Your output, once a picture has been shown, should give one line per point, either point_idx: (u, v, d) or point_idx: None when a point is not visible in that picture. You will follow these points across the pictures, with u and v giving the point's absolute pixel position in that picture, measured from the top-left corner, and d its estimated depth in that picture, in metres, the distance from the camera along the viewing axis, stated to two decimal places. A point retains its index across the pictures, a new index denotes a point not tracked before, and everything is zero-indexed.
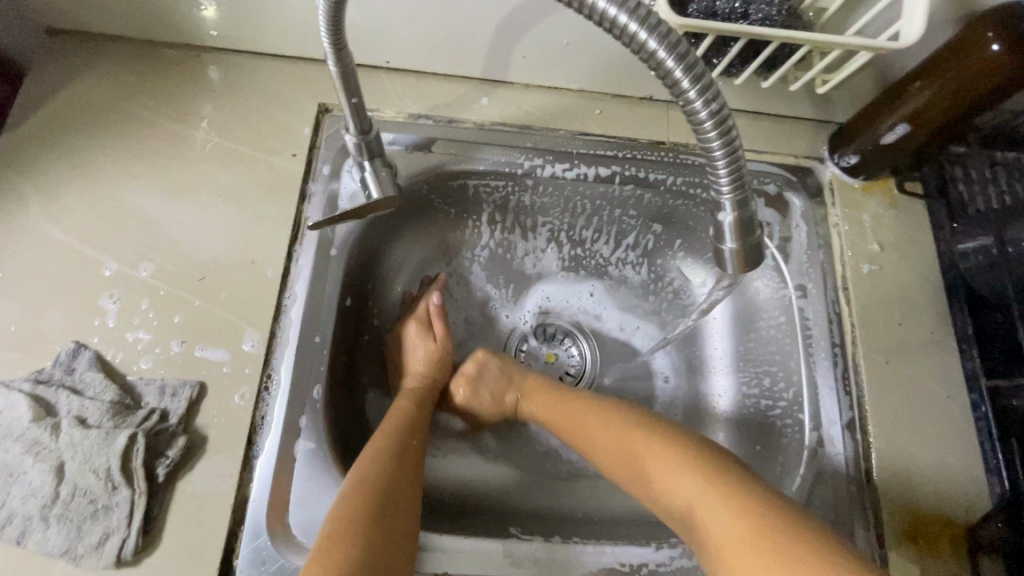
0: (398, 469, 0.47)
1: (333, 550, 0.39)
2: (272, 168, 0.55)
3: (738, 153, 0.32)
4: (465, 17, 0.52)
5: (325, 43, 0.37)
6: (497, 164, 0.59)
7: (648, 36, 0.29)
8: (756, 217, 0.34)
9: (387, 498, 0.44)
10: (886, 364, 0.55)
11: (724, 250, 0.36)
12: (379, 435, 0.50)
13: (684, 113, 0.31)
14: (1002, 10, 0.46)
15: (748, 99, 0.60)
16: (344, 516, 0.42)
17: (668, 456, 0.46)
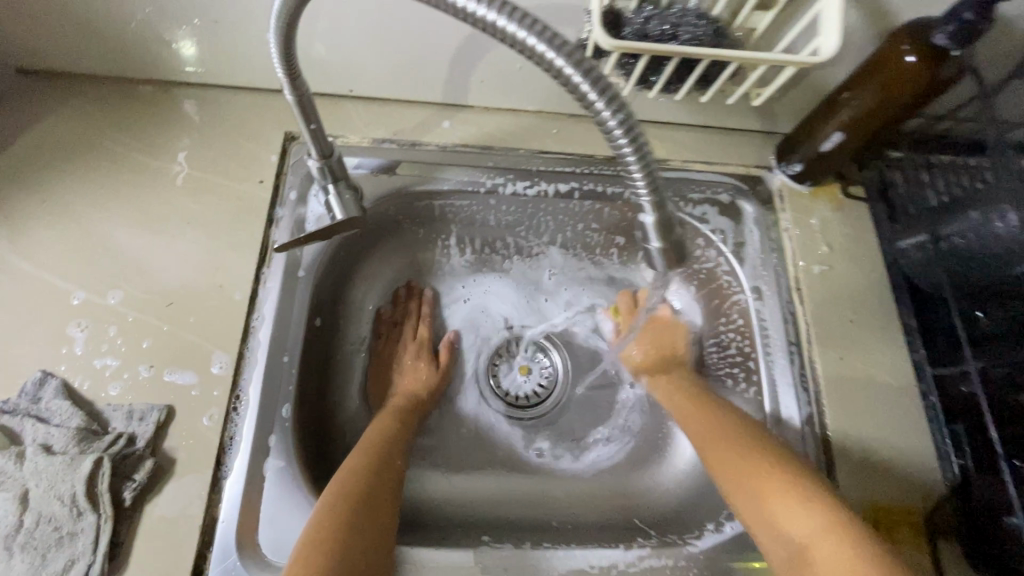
0: (377, 482, 0.49)
1: (307, 559, 0.41)
2: (240, 195, 0.56)
3: (651, 160, 0.34)
4: (422, 46, 0.55)
5: (280, 73, 0.38)
6: (460, 183, 0.61)
7: (555, 56, 0.31)
8: (673, 218, 0.35)
9: (366, 509, 0.46)
10: (841, 360, 0.57)
11: (651, 249, 0.39)
12: (359, 449, 0.52)
13: (596, 125, 0.33)
14: (911, 24, 0.49)
15: (696, 113, 0.63)
16: (321, 526, 0.43)
17: (733, 446, 0.52)
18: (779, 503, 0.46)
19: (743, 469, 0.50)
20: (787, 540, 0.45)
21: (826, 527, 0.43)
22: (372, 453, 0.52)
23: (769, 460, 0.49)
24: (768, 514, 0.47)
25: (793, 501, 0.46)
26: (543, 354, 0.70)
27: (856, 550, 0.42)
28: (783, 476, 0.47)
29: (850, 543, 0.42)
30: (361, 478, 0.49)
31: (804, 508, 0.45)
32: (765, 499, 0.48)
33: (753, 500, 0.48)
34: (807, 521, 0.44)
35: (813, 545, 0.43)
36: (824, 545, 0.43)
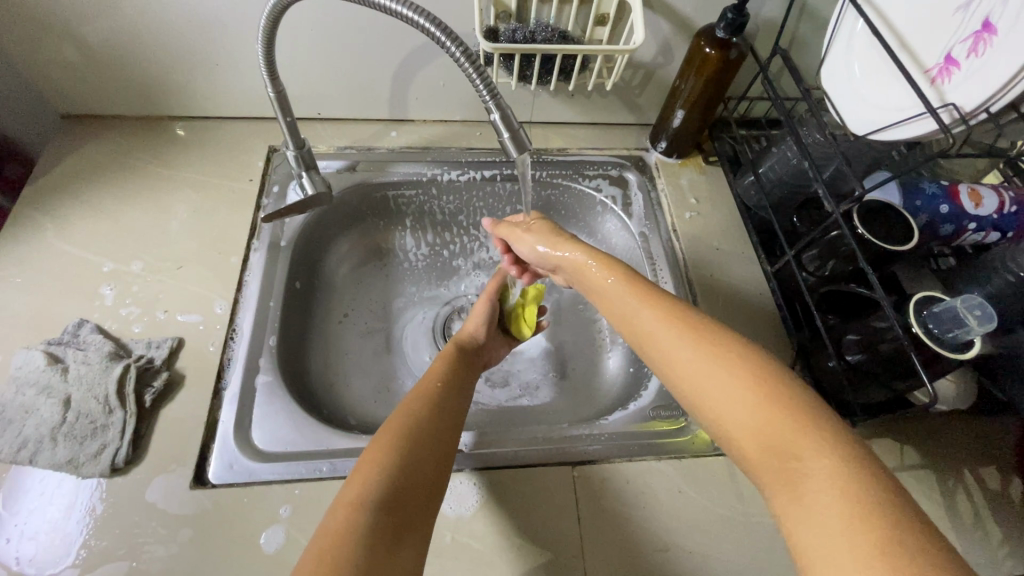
0: (438, 409, 0.53)
1: (368, 463, 0.46)
2: (234, 189, 0.74)
3: (480, 65, 0.46)
4: (369, 75, 0.75)
5: (264, 72, 0.57)
6: (407, 175, 0.79)
7: (400, 6, 0.45)
8: (505, 106, 0.46)
9: (424, 429, 0.50)
10: (712, 276, 0.73)
11: (503, 138, 0.49)
12: (420, 382, 0.57)
13: (441, 48, 0.46)
14: (706, 28, 0.69)
15: (582, 112, 0.83)
16: (380, 440, 0.48)
17: (677, 325, 0.48)
18: (729, 383, 0.43)
19: (692, 350, 0.46)
20: (735, 420, 0.41)
21: (778, 405, 0.40)
22: (431, 386, 0.56)
23: (720, 341, 0.45)
24: (715, 395, 0.43)
25: (750, 383, 0.42)
26: None
27: (811, 432, 0.38)
28: (766, 379, 0.42)
29: (800, 416, 0.39)
30: (418, 404, 0.53)
31: (756, 391, 0.41)
32: (711, 380, 0.43)
33: (699, 382, 0.44)
34: (758, 399, 0.41)
35: (765, 423, 0.40)
36: (780, 425, 0.39)
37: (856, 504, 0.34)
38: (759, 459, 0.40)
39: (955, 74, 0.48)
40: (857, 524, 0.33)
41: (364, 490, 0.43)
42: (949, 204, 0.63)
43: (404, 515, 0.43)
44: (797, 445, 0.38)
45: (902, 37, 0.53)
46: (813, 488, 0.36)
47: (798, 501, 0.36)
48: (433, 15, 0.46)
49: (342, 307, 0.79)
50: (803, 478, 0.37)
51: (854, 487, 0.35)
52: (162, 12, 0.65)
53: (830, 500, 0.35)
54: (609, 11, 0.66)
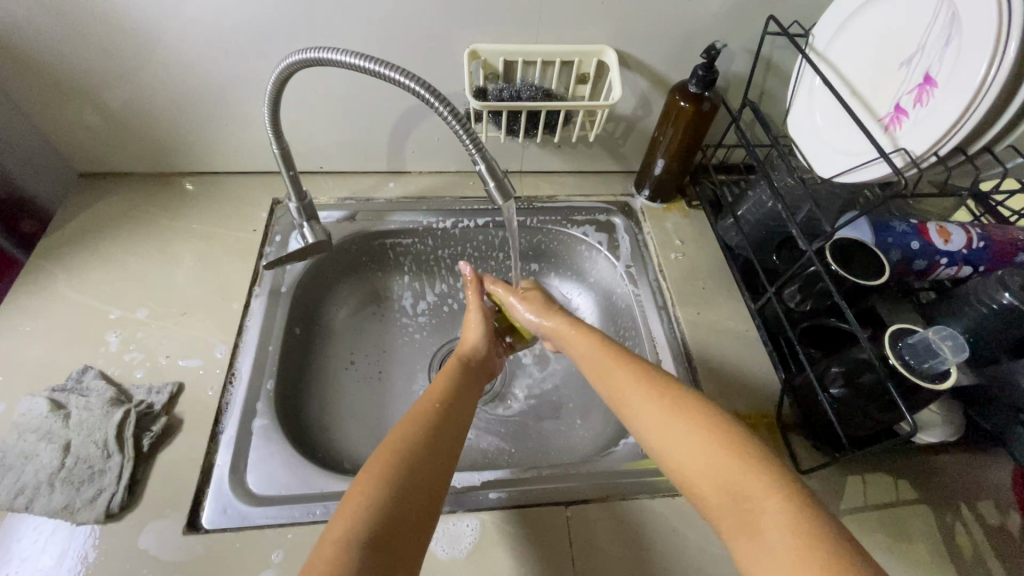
0: (433, 434, 0.53)
1: (356, 494, 0.46)
2: (239, 239, 0.78)
3: (466, 122, 0.50)
4: (369, 131, 0.81)
5: (270, 132, 0.62)
6: (403, 224, 0.83)
7: (388, 70, 0.48)
8: (490, 159, 0.50)
9: (416, 458, 0.50)
10: (698, 313, 0.75)
11: (489, 187, 0.52)
12: (414, 408, 0.56)
13: (430, 108, 0.50)
14: (679, 83, 0.74)
15: (569, 161, 0.88)
16: (373, 468, 0.48)
17: (647, 386, 0.54)
18: (691, 435, 0.48)
19: (657, 411, 0.52)
20: (696, 469, 0.46)
21: (730, 451, 0.46)
22: (423, 410, 0.56)
23: (678, 400, 0.52)
24: (679, 449, 0.48)
25: (709, 434, 0.47)
26: None
27: (760, 476, 0.43)
28: (725, 434, 0.47)
29: (757, 467, 0.44)
30: (412, 428, 0.53)
31: (711, 445, 0.47)
32: (671, 438, 0.49)
33: (668, 437, 0.50)
34: (715, 450, 0.46)
35: (722, 467, 0.45)
36: (735, 471, 0.44)
37: (804, 535, 0.38)
38: (717, 502, 0.44)
39: (905, 121, 0.53)
40: (806, 555, 0.37)
41: (352, 525, 0.43)
42: (919, 240, 0.66)
43: (394, 549, 0.43)
44: (753, 494, 0.42)
45: (857, 91, 0.59)
46: (768, 529, 0.40)
47: (748, 539, 0.41)
48: (424, 79, 0.49)
49: (340, 350, 0.81)
50: (756, 516, 0.41)
51: (797, 523, 0.39)
52: (179, 79, 0.71)
53: (780, 534, 0.39)
54: (589, 70, 0.72)
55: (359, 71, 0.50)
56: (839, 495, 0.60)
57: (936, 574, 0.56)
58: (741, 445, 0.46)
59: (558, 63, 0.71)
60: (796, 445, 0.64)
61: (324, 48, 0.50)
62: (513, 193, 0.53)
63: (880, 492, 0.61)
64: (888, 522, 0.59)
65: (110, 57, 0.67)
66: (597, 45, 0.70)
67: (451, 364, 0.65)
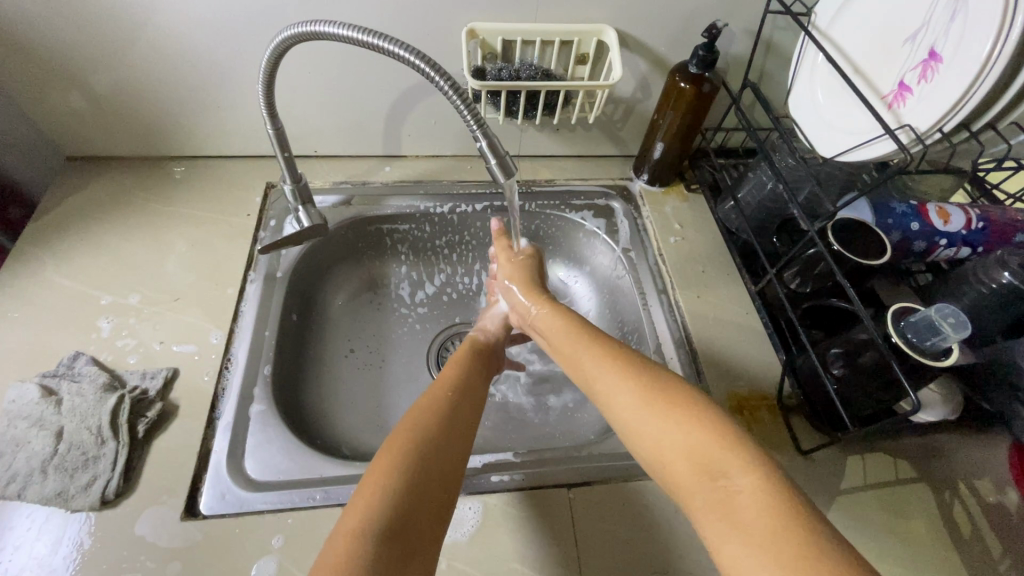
0: (444, 423, 0.53)
1: (371, 484, 0.45)
2: (232, 224, 0.76)
3: (467, 97, 0.49)
4: (364, 113, 0.79)
5: (264, 112, 0.60)
6: (400, 208, 0.82)
7: (388, 45, 0.47)
8: (492, 136, 0.49)
9: (430, 449, 0.49)
10: (698, 297, 0.75)
11: (491, 165, 0.51)
12: (425, 397, 0.56)
13: (430, 82, 0.48)
14: (680, 64, 0.73)
15: (567, 144, 0.87)
16: (387, 458, 0.47)
17: (618, 368, 0.54)
18: (663, 416, 0.48)
19: (627, 393, 0.51)
20: (669, 447, 0.46)
21: (707, 426, 0.45)
22: (431, 397, 0.56)
23: (648, 381, 0.51)
24: (652, 430, 0.48)
25: (682, 413, 0.47)
26: None
27: (736, 451, 0.43)
28: (697, 411, 0.47)
29: (731, 442, 0.44)
30: (421, 415, 0.53)
31: (683, 423, 0.46)
32: (643, 420, 0.49)
33: (641, 418, 0.49)
34: (691, 427, 0.46)
35: (696, 444, 0.45)
36: (710, 448, 0.44)
37: (775, 509, 0.38)
38: (692, 482, 0.43)
39: (909, 98, 0.52)
40: (781, 526, 0.37)
41: (369, 513, 0.42)
42: (920, 221, 0.66)
43: (409, 542, 0.42)
44: (729, 467, 0.42)
45: (860, 69, 0.58)
46: (743, 504, 0.39)
47: (721, 523, 0.40)
48: (424, 53, 0.48)
49: (338, 337, 0.80)
50: (731, 495, 0.40)
51: (775, 499, 0.39)
52: (169, 59, 0.69)
53: (754, 509, 0.39)
54: (589, 51, 0.71)
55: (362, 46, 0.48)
56: (839, 475, 0.61)
57: (934, 552, 0.56)
58: (711, 424, 0.45)
59: (557, 43, 0.70)
60: (796, 427, 0.64)
61: (320, 21, 0.47)
62: (514, 172, 0.52)
63: (879, 472, 0.61)
64: (887, 501, 0.59)
65: (96, 36, 0.65)
66: (597, 25, 0.69)
67: (462, 355, 0.66)
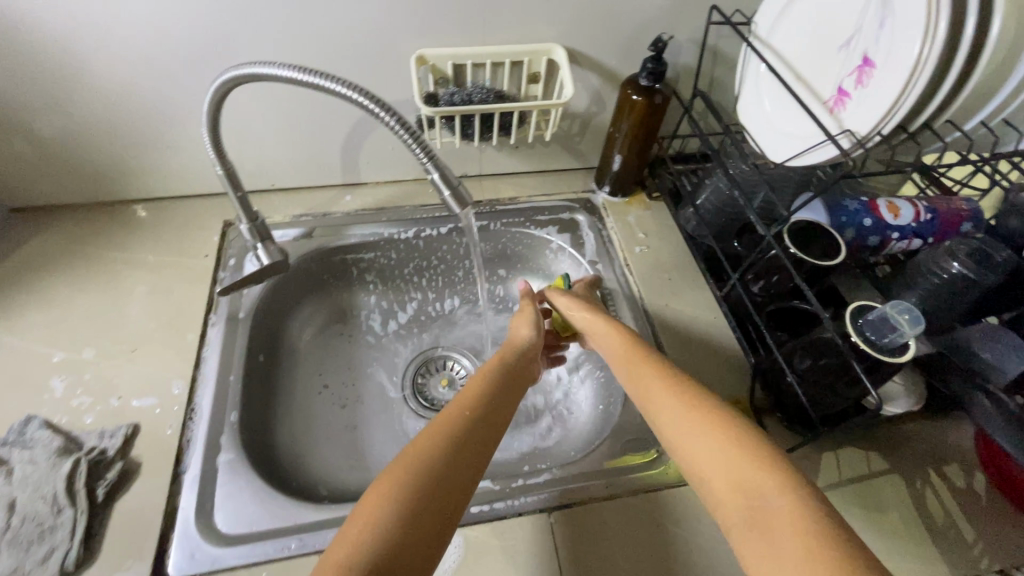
0: (457, 441, 0.50)
1: (370, 501, 0.44)
2: (189, 266, 0.74)
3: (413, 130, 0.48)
4: (319, 143, 0.78)
5: (212, 153, 0.58)
6: (363, 237, 0.81)
7: (332, 83, 0.45)
8: (443, 167, 0.48)
9: (438, 463, 0.47)
10: (666, 305, 0.75)
11: (446, 195, 0.50)
12: (447, 410, 0.54)
13: (374, 117, 0.47)
14: (630, 77, 0.74)
15: (527, 161, 0.88)
16: (390, 473, 0.46)
17: (669, 387, 0.54)
18: (712, 434, 0.47)
19: (679, 411, 0.51)
20: (716, 464, 0.45)
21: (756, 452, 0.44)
22: (450, 412, 0.54)
23: (701, 402, 0.51)
24: (698, 448, 0.47)
25: (732, 436, 0.46)
26: (455, 362, 0.86)
27: (786, 480, 0.41)
28: (749, 437, 0.46)
29: (780, 469, 0.42)
30: (433, 432, 0.51)
31: (731, 446, 0.46)
32: (693, 437, 0.48)
33: (686, 437, 0.49)
34: (742, 450, 0.45)
35: (744, 466, 0.44)
36: (757, 471, 0.43)
37: (823, 536, 0.37)
38: (734, 501, 0.43)
39: (849, 102, 0.53)
40: (826, 554, 0.35)
41: (359, 538, 0.41)
42: (872, 218, 0.68)
43: (397, 567, 0.40)
44: (774, 492, 0.41)
45: (800, 75, 0.59)
46: (786, 529, 0.38)
47: (759, 541, 0.39)
48: (365, 88, 0.47)
49: (309, 373, 0.79)
50: (770, 519, 0.40)
51: (819, 527, 0.37)
52: (112, 101, 0.67)
53: (800, 534, 0.37)
54: (540, 70, 0.71)
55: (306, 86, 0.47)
56: (815, 474, 0.61)
57: (910, 542, 0.57)
58: (757, 448, 0.44)
59: (508, 64, 0.70)
60: (770, 428, 0.65)
61: (261, 63, 0.46)
62: (468, 203, 0.52)
63: (852, 466, 0.62)
64: (862, 495, 0.60)
65: (32, 83, 0.63)
66: (546, 43, 0.69)
67: (494, 368, 0.63)
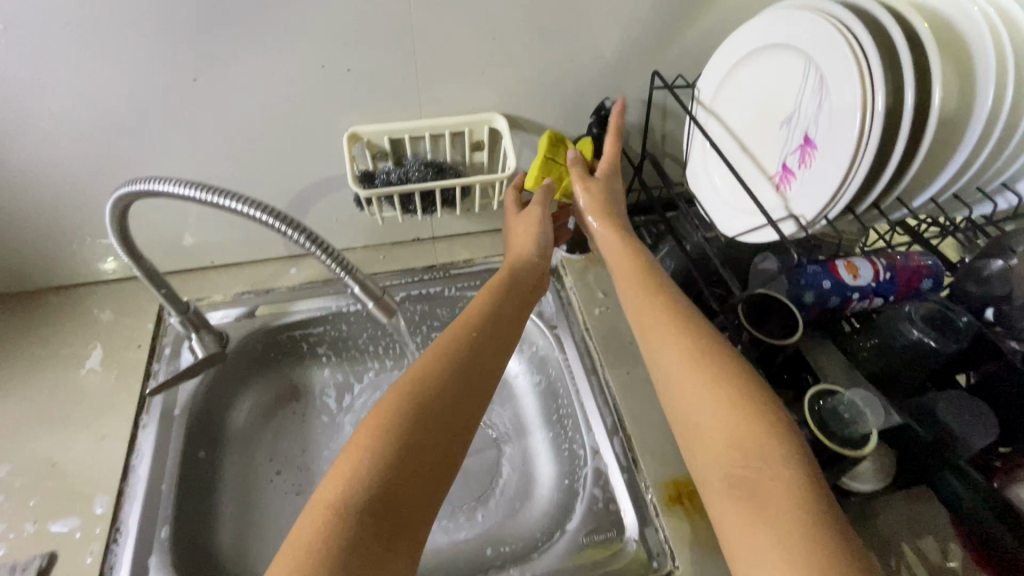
0: (456, 386, 0.54)
1: (357, 449, 0.48)
2: (121, 360, 0.70)
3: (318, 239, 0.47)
4: (256, 219, 0.75)
5: (123, 254, 0.54)
6: (309, 312, 0.77)
7: (223, 199, 0.43)
8: (353, 278, 0.48)
9: (431, 420, 0.51)
10: (627, 372, 0.72)
11: (359, 297, 0.50)
12: (443, 345, 0.57)
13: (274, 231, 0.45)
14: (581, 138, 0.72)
15: (481, 221, 0.85)
16: (381, 425, 0.50)
17: (674, 334, 0.56)
18: (709, 395, 0.51)
19: (682, 364, 0.54)
20: (711, 425, 0.50)
21: (755, 421, 0.48)
22: (452, 346, 0.57)
23: (702, 356, 0.54)
24: (697, 405, 0.52)
25: (728, 402, 0.50)
26: None
27: (783, 457, 0.46)
28: (753, 408, 0.49)
29: (779, 446, 0.47)
30: (437, 373, 0.54)
31: (736, 414, 0.49)
32: (693, 391, 0.52)
33: (686, 391, 0.53)
34: (744, 422, 0.49)
35: (744, 432, 0.48)
36: (757, 439, 0.48)
37: (818, 535, 0.42)
38: (725, 462, 0.48)
39: (794, 181, 0.52)
40: (803, 537, 0.42)
41: (348, 488, 0.46)
42: (832, 279, 0.65)
43: (394, 516, 0.46)
44: (772, 468, 0.46)
45: (745, 146, 0.57)
46: (783, 504, 0.44)
47: (732, 488, 0.47)
48: (266, 203, 0.44)
49: (258, 460, 0.74)
50: (768, 491, 0.45)
51: (812, 520, 0.43)
52: (26, 197, 0.64)
53: (793, 514, 0.43)
54: (482, 138, 0.69)
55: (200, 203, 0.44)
56: None
57: None
58: (751, 404, 0.50)
59: (448, 135, 0.68)
60: None
61: (150, 179, 0.43)
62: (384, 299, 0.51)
63: None
64: None
65: None
66: (486, 113, 0.67)
67: (497, 281, 0.66)
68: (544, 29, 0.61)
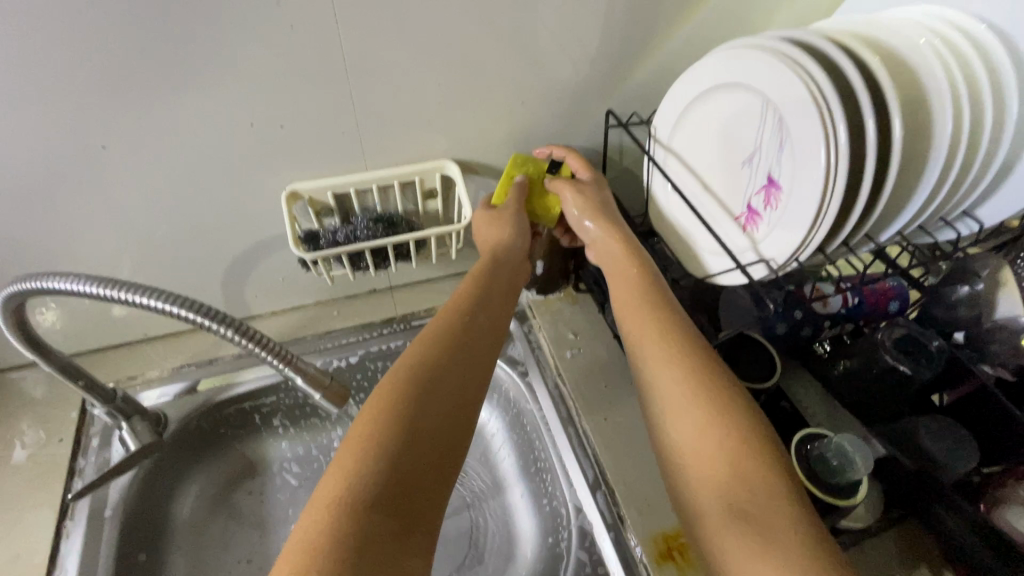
0: (456, 374, 0.50)
1: (359, 439, 0.43)
2: (40, 461, 0.62)
3: (249, 329, 0.49)
4: (193, 284, 0.68)
5: (16, 341, 0.47)
6: (256, 381, 0.70)
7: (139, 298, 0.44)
8: (291, 362, 0.50)
9: (438, 412, 0.47)
10: (605, 420, 0.68)
11: (298, 381, 0.52)
12: (438, 330, 0.53)
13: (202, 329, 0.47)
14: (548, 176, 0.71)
15: (441, 267, 0.80)
16: (383, 413, 0.45)
17: (663, 320, 0.54)
18: (697, 379, 0.49)
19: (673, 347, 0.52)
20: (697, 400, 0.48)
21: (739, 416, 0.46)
22: (446, 331, 0.52)
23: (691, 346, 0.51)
24: (683, 385, 0.49)
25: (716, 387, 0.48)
26: None
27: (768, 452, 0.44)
28: (739, 400, 0.47)
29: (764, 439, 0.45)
30: (436, 359, 0.50)
31: (720, 400, 0.47)
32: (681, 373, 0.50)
33: (679, 371, 0.50)
34: (731, 410, 0.47)
35: (729, 418, 0.46)
36: (742, 427, 0.45)
37: (799, 522, 0.40)
38: (711, 442, 0.45)
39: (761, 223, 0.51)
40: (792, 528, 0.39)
41: (356, 485, 0.40)
42: (802, 309, 0.63)
43: (403, 515, 0.41)
44: (757, 458, 0.43)
45: (708, 185, 0.57)
46: (768, 500, 0.41)
47: (725, 484, 0.43)
48: (190, 298, 0.46)
49: (211, 551, 0.66)
50: (752, 479, 0.42)
51: (793, 509, 0.41)
52: None
53: (777, 505, 0.41)
54: (434, 187, 0.66)
55: (119, 303, 0.44)
56: None
57: None
58: (742, 412, 0.46)
59: (396, 186, 0.64)
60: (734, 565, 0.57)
61: (46, 277, 0.42)
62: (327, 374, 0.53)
63: None
64: None
65: None
66: (436, 161, 0.64)
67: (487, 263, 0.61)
68: (488, 73, 0.58)
